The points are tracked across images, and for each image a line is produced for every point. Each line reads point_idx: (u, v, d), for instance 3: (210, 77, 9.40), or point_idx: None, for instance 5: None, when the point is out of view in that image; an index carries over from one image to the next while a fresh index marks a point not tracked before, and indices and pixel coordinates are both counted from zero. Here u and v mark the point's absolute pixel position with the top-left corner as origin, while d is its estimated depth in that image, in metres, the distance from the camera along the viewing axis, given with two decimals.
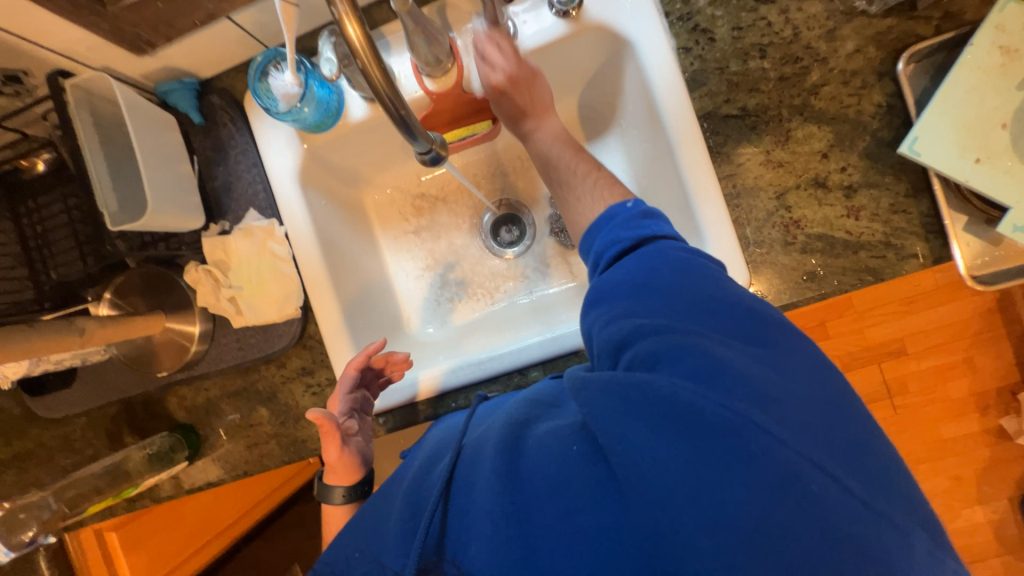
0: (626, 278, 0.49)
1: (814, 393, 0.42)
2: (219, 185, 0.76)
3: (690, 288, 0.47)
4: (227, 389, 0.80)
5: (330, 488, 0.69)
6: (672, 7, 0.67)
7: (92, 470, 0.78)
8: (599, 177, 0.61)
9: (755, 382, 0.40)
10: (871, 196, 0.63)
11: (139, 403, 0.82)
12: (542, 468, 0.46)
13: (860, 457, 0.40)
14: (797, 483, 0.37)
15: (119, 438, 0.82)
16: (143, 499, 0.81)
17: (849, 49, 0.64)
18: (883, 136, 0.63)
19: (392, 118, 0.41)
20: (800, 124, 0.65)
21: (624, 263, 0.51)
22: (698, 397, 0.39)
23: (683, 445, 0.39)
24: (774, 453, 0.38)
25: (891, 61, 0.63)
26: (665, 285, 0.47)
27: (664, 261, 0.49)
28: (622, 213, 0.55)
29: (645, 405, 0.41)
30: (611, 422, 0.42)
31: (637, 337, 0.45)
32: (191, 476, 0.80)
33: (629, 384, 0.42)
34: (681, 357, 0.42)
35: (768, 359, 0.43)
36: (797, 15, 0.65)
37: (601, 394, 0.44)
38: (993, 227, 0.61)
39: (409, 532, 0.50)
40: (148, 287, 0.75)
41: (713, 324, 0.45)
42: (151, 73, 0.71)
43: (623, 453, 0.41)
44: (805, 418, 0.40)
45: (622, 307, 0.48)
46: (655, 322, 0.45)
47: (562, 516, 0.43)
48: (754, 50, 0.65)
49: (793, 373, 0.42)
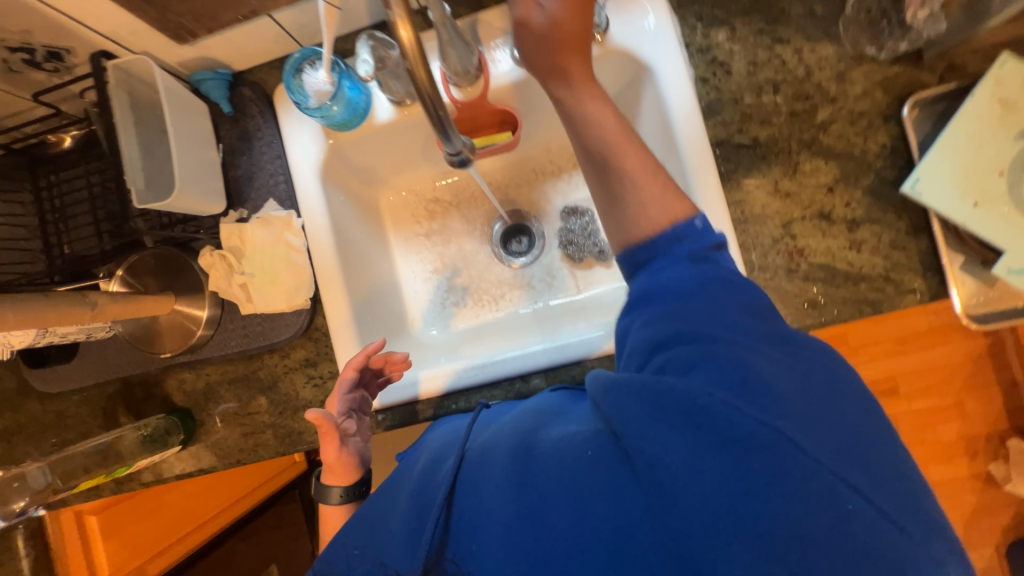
0: (674, 284, 0.49)
1: (832, 408, 0.42)
2: (241, 174, 0.77)
3: (726, 294, 0.47)
4: (229, 375, 0.80)
5: (328, 487, 0.69)
6: (692, 39, 0.71)
7: (82, 448, 0.77)
8: (666, 183, 0.53)
9: (788, 400, 0.40)
10: (873, 231, 0.66)
11: (137, 383, 0.81)
12: (559, 469, 0.45)
13: (875, 468, 0.40)
14: (820, 493, 0.37)
15: (113, 417, 0.82)
16: (132, 480, 0.81)
17: (858, 91, 0.67)
18: (887, 175, 0.66)
19: (428, 115, 0.43)
20: (808, 158, 0.68)
21: (669, 281, 0.49)
22: (737, 410, 0.39)
23: (714, 453, 0.38)
24: (798, 463, 0.38)
25: (897, 105, 0.66)
26: (715, 298, 0.47)
27: (716, 290, 0.48)
28: (692, 238, 0.51)
29: (681, 414, 0.40)
30: (641, 427, 0.41)
31: (676, 340, 0.45)
32: (184, 461, 0.80)
33: (664, 390, 0.41)
34: (725, 371, 0.42)
35: (802, 378, 0.43)
36: (810, 55, 0.68)
37: (633, 398, 0.42)
38: (988, 269, 0.63)
39: (414, 532, 0.49)
40: (162, 268, 0.76)
41: (758, 345, 0.45)
42: (187, 62, 0.74)
43: (654, 460, 0.40)
44: (840, 440, 0.40)
45: (659, 310, 0.48)
46: (694, 330, 0.45)
47: (579, 520, 0.42)
48: (767, 86, 0.69)
49: (820, 391, 0.43)
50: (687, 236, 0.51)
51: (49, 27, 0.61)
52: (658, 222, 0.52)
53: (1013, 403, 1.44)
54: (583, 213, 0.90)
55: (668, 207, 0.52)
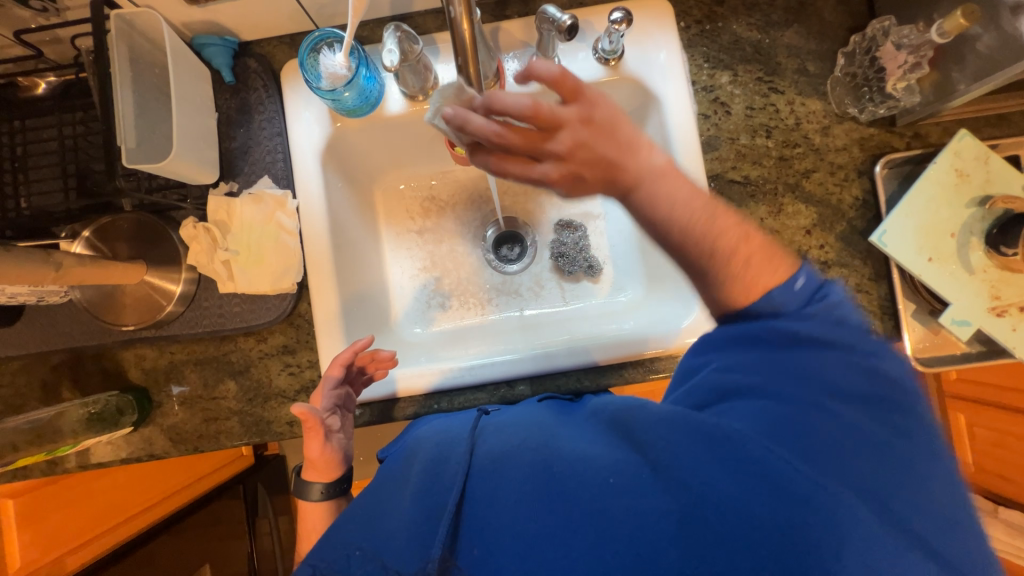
0: (775, 329, 0.47)
1: (902, 453, 0.42)
2: (235, 146, 0.74)
3: (826, 330, 0.46)
4: (195, 356, 0.75)
5: (308, 483, 0.70)
6: (699, 78, 0.75)
7: (15, 422, 0.70)
8: (753, 254, 0.49)
9: (846, 448, 0.41)
10: (841, 274, 0.72)
11: (88, 356, 0.75)
12: (586, 492, 0.45)
13: (931, 517, 0.40)
14: (857, 533, 0.39)
15: (55, 390, 0.74)
16: (69, 462, 0.74)
17: (838, 145, 0.74)
18: (857, 224, 0.73)
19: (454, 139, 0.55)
20: (792, 201, 0.73)
21: (748, 341, 0.48)
22: (792, 466, 0.41)
23: (756, 493, 0.41)
24: (836, 504, 0.40)
25: (870, 162, 0.73)
26: (815, 343, 0.46)
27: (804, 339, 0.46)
28: (790, 306, 0.48)
29: (732, 459, 0.42)
30: (693, 466, 0.43)
31: (750, 383, 0.46)
32: (133, 445, 0.74)
33: (719, 436, 0.43)
34: (785, 417, 0.43)
35: (890, 428, 0.43)
36: (801, 108, 0.74)
37: (685, 436, 0.44)
38: (935, 317, 0.71)
39: (422, 537, 0.47)
40: (135, 235, 0.71)
41: (831, 389, 0.44)
42: (192, 24, 0.70)
43: (699, 496, 0.42)
44: (909, 495, 0.41)
45: (742, 348, 0.48)
46: (763, 375, 0.46)
47: (603, 541, 0.43)
48: (761, 130, 0.74)
49: (887, 444, 0.42)
50: (776, 305, 0.48)
51: None
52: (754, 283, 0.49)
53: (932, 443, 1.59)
54: (577, 228, 0.93)
55: (762, 275, 0.49)
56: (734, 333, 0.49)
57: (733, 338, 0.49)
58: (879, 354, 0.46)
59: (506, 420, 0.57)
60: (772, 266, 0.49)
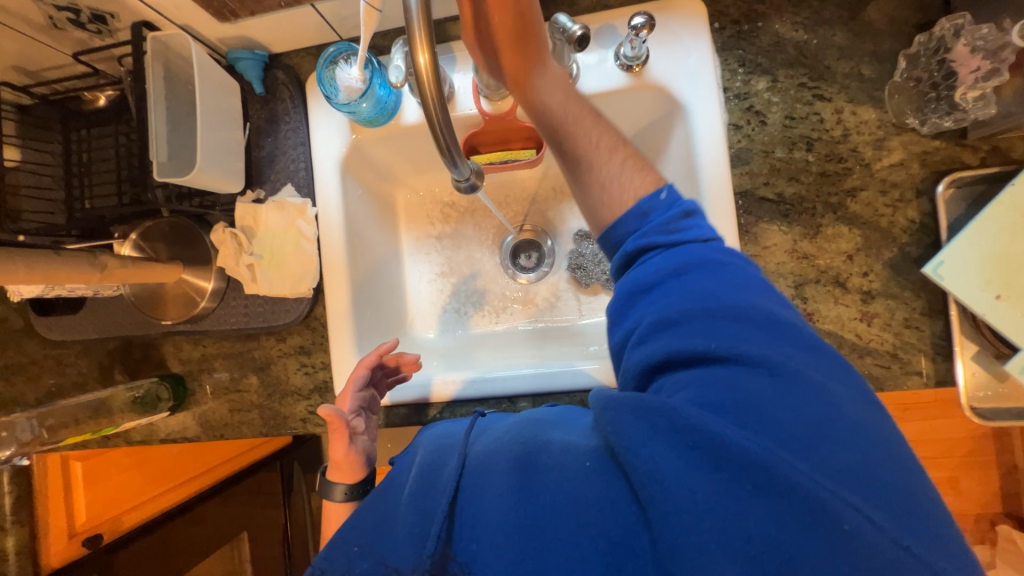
0: (659, 272, 0.47)
1: (806, 385, 0.39)
2: (263, 155, 0.78)
3: (706, 257, 0.47)
4: (224, 350, 0.81)
5: (332, 485, 0.67)
6: (732, 84, 0.69)
7: (77, 400, 0.79)
8: (627, 157, 0.54)
9: (788, 412, 0.37)
10: (887, 306, 0.64)
11: (136, 345, 0.83)
12: (556, 481, 0.43)
13: (884, 485, 0.36)
14: (798, 494, 0.34)
15: (109, 373, 0.83)
16: (119, 438, 0.82)
17: (894, 160, 0.65)
18: (910, 251, 0.64)
19: (437, 143, 0.39)
20: (832, 222, 0.66)
21: (659, 290, 0.46)
22: (726, 428, 0.36)
23: (692, 466, 0.36)
24: (811, 491, 0.34)
25: (932, 181, 0.64)
26: (700, 272, 0.46)
27: (699, 275, 0.46)
28: (657, 211, 0.50)
29: (673, 432, 0.38)
30: (637, 444, 0.39)
31: (658, 333, 0.44)
32: (170, 427, 0.81)
33: (655, 406, 0.39)
34: (712, 378, 0.40)
35: (784, 344, 0.41)
36: (849, 117, 0.66)
37: (629, 415, 0.40)
38: (1001, 363, 0.62)
39: (419, 535, 0.46)
40: (173, 237, 0.77)
41: (749, 318, 0.43)
42: (226, 39, 0.74)
43: (644, 475, 0.37)
44: (823, 422, 0.37)
45: (652, 312, 0.45)
46: (690, 325, 0.43)
47: (574, 530, 0.40)
48: (801, 142, 0.67)
49: (799, 359, 0.41)
50: (650, 213, 0.50)
51: None
52: (626, 196, 0.52)
53: (1008, 487, 1.41)
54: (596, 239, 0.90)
55: (633, 182, 0.53)
56: (650, 283, 0.47)
57: (651, 294, 0.47)
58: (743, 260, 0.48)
59: (508, 426, 0.53)
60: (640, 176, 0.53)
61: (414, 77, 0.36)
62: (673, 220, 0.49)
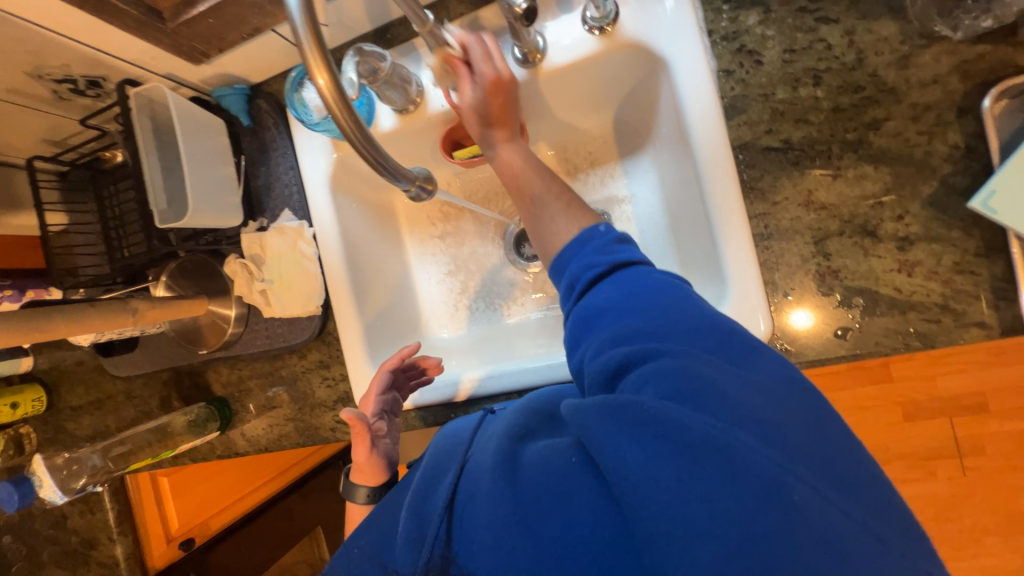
0: (605, 302, 0.47)
1: (743, 379, 0.40)
2: (260, 184, 0.81)
3: (647, 278, 0.47)
4: (257, 371, 0.87)
5: (354, 487, 0.71)
6: (717, 25, 0.61)
7: (143, 428, 0.89)
8: (571, 200, 0.57)
9: (739, 400, 0.37)
10: (930, 251, 0.55)
11: (185, 373, 0.92)
12: (542, 480, 0.43)
13: (826, 463, 0.37)
14: (758, 472, 0.34)
15: (168, 400, 0.93)
16: (184, 457, 0.92)
17: (925, 79, 0.55)
18: (955, 183, 0.55)
19: (369, 163, 0.39)
20: (853, 163, 0.57)
21: (605, 314, 0.47)
22: (684, 415, 0.36)
23: (657, 456, 0.36)
24: (770, 471, 0.34)
25: (977, 95, 0.54)
26: (642, 291, 0.46)
27: (647, 288, 0.46)
28: (598, 238, 0.52)
29: (638, 424, 0.38)
30: (603, 439, 0.39)
31: (613, 344, 0.44)
32: (223, 445, 0.89)
33: (619, 401, 0.39)
34: (669, 373, 0.39)
35: (720, 345, 0.42)
36: (864, 37, 0.56)
37: (594, 413, 0.40)
38: None
39: (417, 541, 0.49)
40: (196, 273, 0.83)
41: (690, 324, 0.43)
42: (208, 79, 0.77)
43: (615, 469, 0.38)
44: (767, 412, 0.38)
45: (607, 333, 0.45)
46: (638, 337, 0.43)
47: (563, 526, 0.40)
48: (807, 76, 0.58)
49: (734, 357, 0.42)
50: (594, 238, 0.52)
51: (82, 59, 0.66)
52: (569, 234, 0.55)
53: None
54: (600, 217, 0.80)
55: (577, 221, 0.55)
56: (594, 310, 0.48)
57: (597, 317, 0.47)
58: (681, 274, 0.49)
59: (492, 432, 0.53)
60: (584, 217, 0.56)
61: (322, 102, 0.35)
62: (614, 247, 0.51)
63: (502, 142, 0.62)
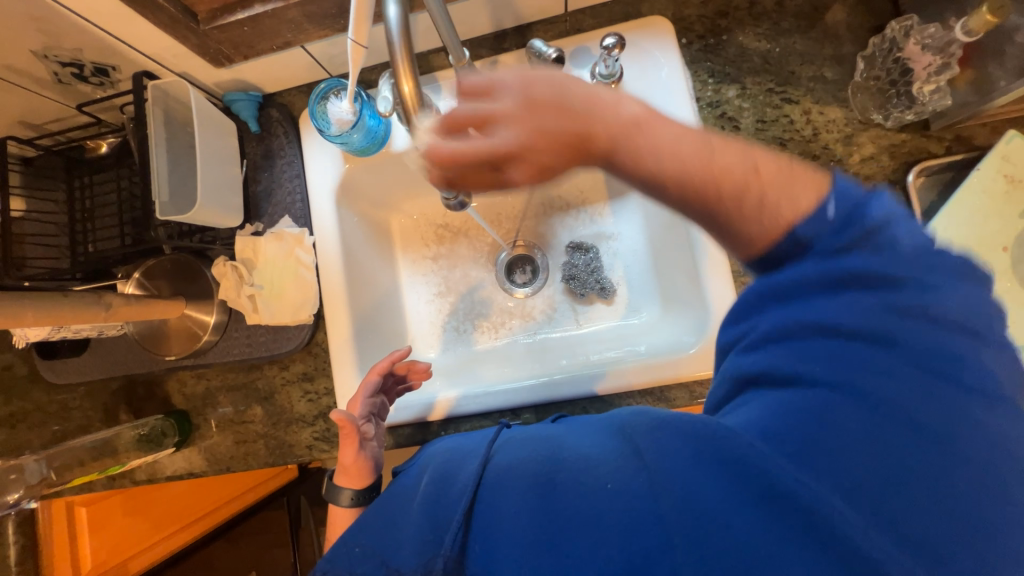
0: (800, 289, 0.41)
1: (908, 429, 0.37)
2: (261, 189, 0.81)
3: (871, 285, 0.40)
4: (228, 383, 0.82)
5: (339, 489, 0.66)
6: (704, 93, 0.73)
7: (80, 441, 0.78)
8: (776, 169, 0.42)
9: (865, 458, 0.37)
10: None
11: (140, 382, 0.84)
12: (574, 496, 0.43)
13: (939, 544, 0.35)
14: (837, 532, 0.35)
15: (114, 413, 0.84)
16: (124, 479, 0.82)
17: (865, 154, 0.68)
18: None
19: (425, 165, 0.44)
20: None
21: (796, 302, 0.42)
22: (783, 462, 0.37)
23: (736, 493, 0.38)
24: (853, 535, 0.35)
25: (903, 171, 0.67)
26: (841, 304, 0.40)
27: (859, 298, 0.40)
28: (831, 231, 0.41)
29: (731, 459, 0.39)
30: (679, 465, 0.41)
31: (773, 347, 0.42)
32: (176, 464, 0.81)
33: (716, 428, 0.40)
34: (806, 411, 0.39)
35: (916, 389, 0.38)
36: (818, 117, 0.69)
37: (678, 438, 0.42)
38: None
39: (430, 544, 0.47)
40: (175, 274, 0.79)
41: (885, 354, 0.39)
42: (222, 83, 0.78)
43: (681, 496, 0.39)
44: (897, 472, 0.36)
45: (762, 334, 0.43)
46: (807, 347, 0.41)
47: (593, 547, 0.40)
48: (774, 143, 0.70)
49: (923, 402, 0.37)
50: (813, 243, 0.41)
51: (98, 46, 0.65)
52: (786, 216, 0.42)
53: None
54: (588, 249, 0.90)
55: (798, 200, 0.41)
56: (783, 296, 0.42)
57: (778, 305, 0.43)
58: (937, 283, 0.40)
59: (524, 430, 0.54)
60: (797, 198, 0.42)
61: None
62: (850, 235, 0.40)
63: (650, 113, 0.43)
